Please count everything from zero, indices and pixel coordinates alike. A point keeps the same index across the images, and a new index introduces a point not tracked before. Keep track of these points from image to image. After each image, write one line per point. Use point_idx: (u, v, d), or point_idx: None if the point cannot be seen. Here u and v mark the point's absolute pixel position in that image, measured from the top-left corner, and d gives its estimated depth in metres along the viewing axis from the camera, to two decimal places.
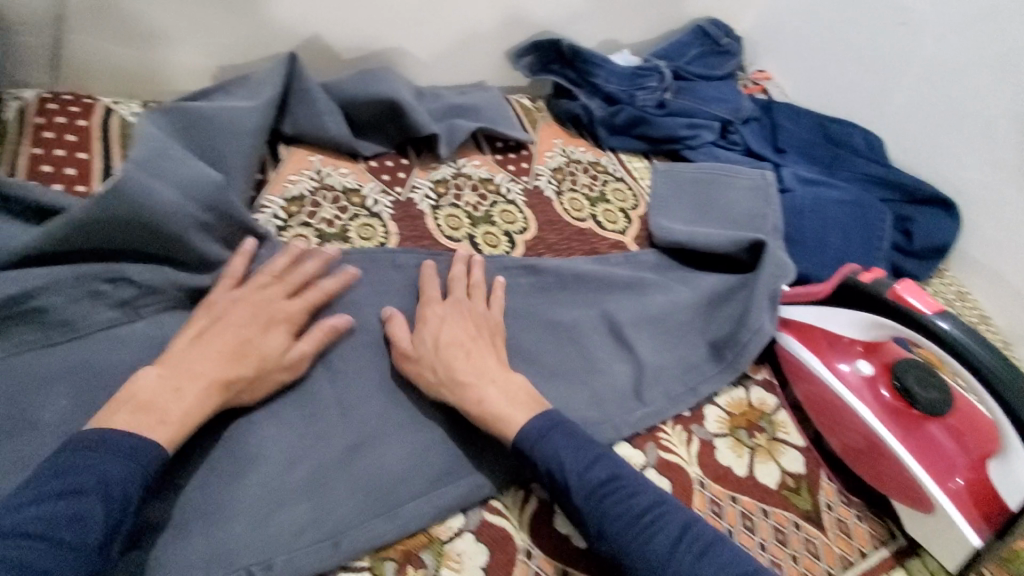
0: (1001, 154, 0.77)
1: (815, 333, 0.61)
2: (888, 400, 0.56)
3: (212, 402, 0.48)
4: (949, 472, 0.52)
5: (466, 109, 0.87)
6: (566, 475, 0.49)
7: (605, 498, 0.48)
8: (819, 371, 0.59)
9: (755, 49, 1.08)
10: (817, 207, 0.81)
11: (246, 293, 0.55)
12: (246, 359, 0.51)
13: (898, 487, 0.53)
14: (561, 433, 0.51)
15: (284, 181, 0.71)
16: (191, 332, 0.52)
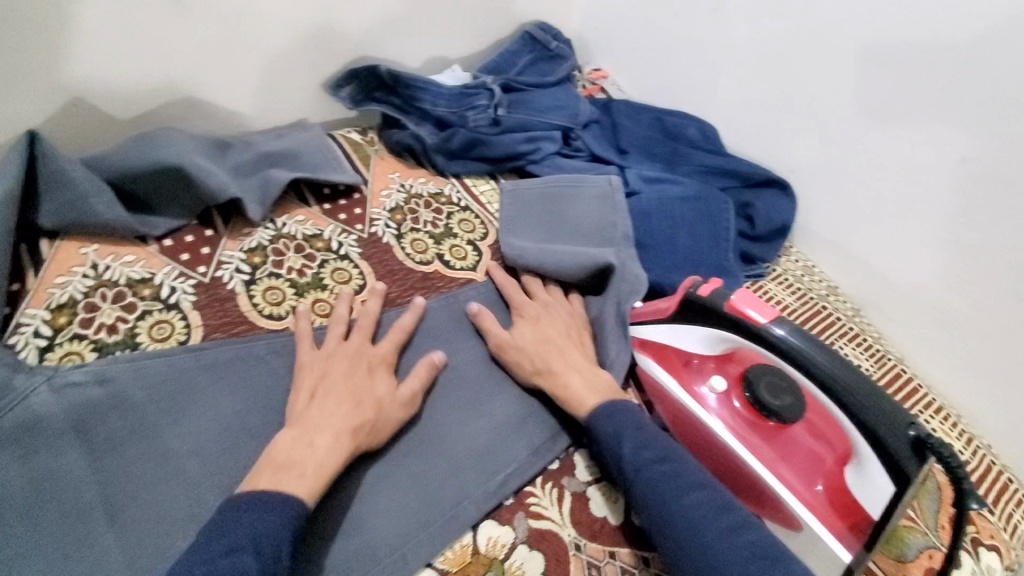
0: (818, 129, 0.78)
1: (668, 352, 0.59)
2: (744, 413, 0.55)
3: (348, 447, 0.49)
4: (809, 479, 0.51)
5: (282, 157, 0.77)
6: (621, 452, 0.52)
7: (651, 475, 0.49)
8: (675, 392, 0.57)
9: (588, 48, 1.07)
10: (663, 207, 0.80)
11: (336, 347, 0.57)
12: (365, 405, 0.52)
13: (764, 503, 0.52)
14: (628, 418, 0.54)
15: (47, 286, 0.58)
16: (309, 386, 0.53)
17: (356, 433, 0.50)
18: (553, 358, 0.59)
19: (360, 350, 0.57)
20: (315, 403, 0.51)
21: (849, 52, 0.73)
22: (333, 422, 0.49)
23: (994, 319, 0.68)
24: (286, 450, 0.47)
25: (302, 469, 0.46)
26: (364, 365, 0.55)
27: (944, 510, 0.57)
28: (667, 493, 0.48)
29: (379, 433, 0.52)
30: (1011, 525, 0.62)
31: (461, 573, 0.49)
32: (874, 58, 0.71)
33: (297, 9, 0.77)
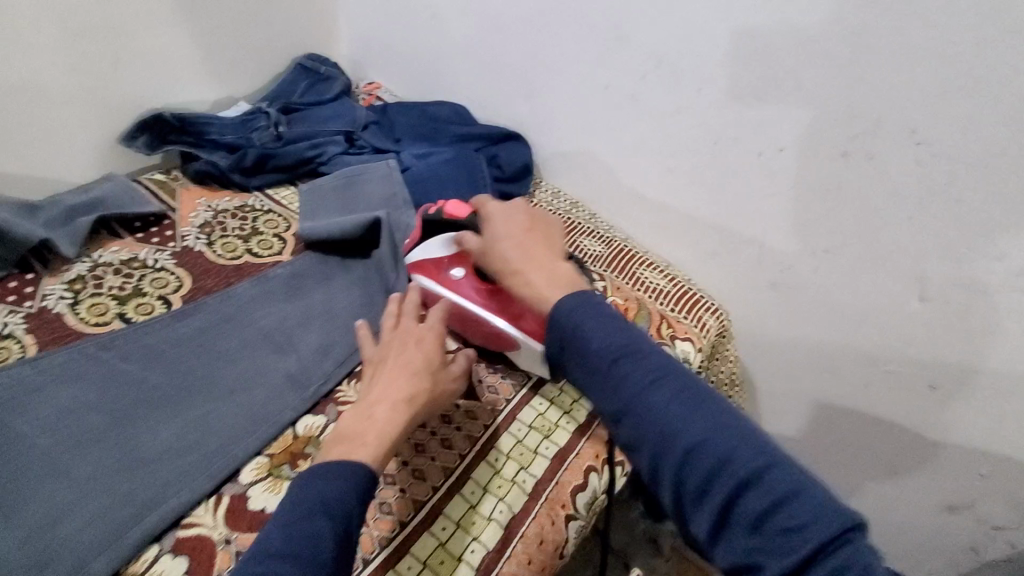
0: (527, 89, 1.03)
1: (424, 264, 0.75)
2: (477, 286, 0.71)
3: (403, 416, 0.55)
4: (525, 315, 0.68)
5: (88, 204, 0.87)
6: (586, 341, 0.50)
7: (621, 363, 0.48)
8: (434, 290, 0.73)
9: (359, 67, 1.26)
10: (431, 172, 1.00)
11: (393, 331, 0.61)
12: (419, 372, 0.58)
13: (503, 342, 0.71)
14: (586, 308, 0.51)
15: None
16: (368, 373, 0.58)
17: (411, 402, 0.55)
18: (506, 249, 0.60)
19: (417, 329, 0.61)
20: (374, 385, 0.57)
21: (524, 29, 0.97)
22: (388, 394, 0.55)
23: (665, 189, 0.94)
24: (350, 425, 0.54)
25: (364, 439, 0.52)
26: (415, 339, 0.60)
27: (651, 322, 0.83)
28: (638, 370, 0.47)
29: (429, 402, 0.58)
30: (703, 323, 0.86)
31: (284, 452, 0.65)
32: (539, 30, 0.96)
33: (69, 79, 0.88)
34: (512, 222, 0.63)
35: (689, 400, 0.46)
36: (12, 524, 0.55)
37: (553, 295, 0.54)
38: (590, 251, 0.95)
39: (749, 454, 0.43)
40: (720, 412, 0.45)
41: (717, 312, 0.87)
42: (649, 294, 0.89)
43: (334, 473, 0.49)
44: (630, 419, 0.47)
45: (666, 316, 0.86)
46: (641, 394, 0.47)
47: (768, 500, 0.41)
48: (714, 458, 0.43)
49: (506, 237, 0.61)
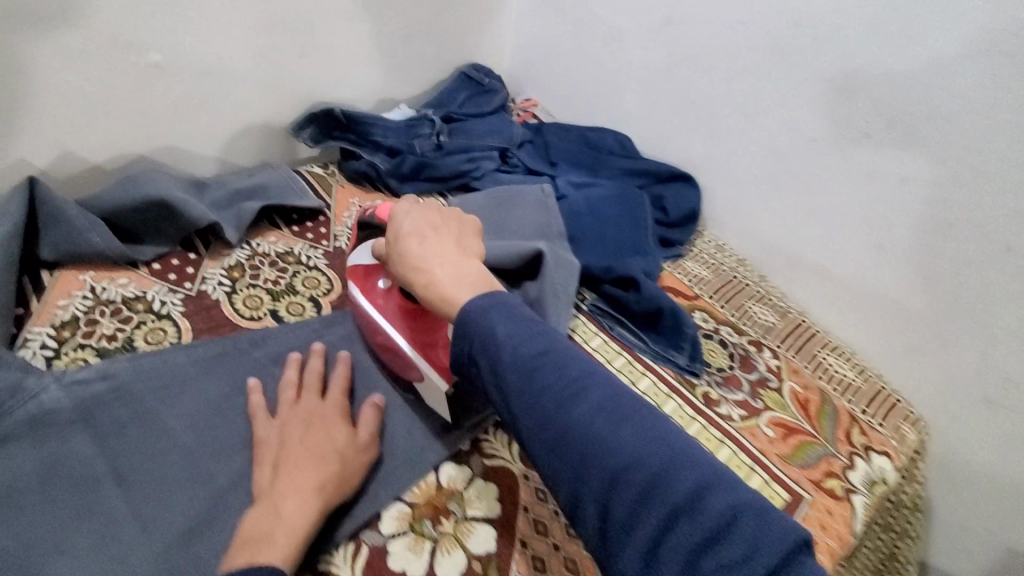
0: (708, 128, 0.93)
1: (358, 273, 0.70)
2: (399, 305, 0.65)
3: (315, 504, 0.51)
4: (427, 351, 0.61)
5: (253, 189, 0.87)
6: (502, 368, 0.46)
7: (536, 375, 0.45)
8: (357, 297, 0.68)
9: (518, 82, 1.22)
10: (590, 205, 0.93)
11: (288, 412, 0.59)
12: (327, 460, 0.54)
13: (407, 365, 0.63)
14: (502, 313, 0.49)
15: (51, 308, 0.67)
16: (271, 458, 0.55)
17: (320, 491, 0.52)
18: (415, 249, 0.57)
19: (312, 410, 0.59)
20: (279, 475, 0.53)
21: (724, 62, 0.88)
22: (297, 488, 0.51)
23: (863, 266, 0.81)
24: (256, 524, 0.50)
25: (270, 539, 0.48)
26: (317, 421, 0.57)
27: (837, 425, 0.74)
28: (589, 417, 0.43)
29: (345, 483, 0.54)
30: (901, 436, 0.76)
31: (426, 503, 0.58)
32: (741, 66, 0.86)
33: (258, 65, 0.89)
34: (422, 220, 0.61)
35: (604, 415, 0.44)
36: (151, 528, 0.52)
37: (461, 293, 0.52)
38: (761, 322, 0.85)
39: (719, 514, 0.40)
40: (649, 420, 0.44)
41: (916, 425, 0.78)
42: (833, 386, 0.79)
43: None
44: (549, 436, 0.43)
45: (856, 418, 0.76)
46: (559, 411, 0.44)
47: (735, 552, 0.38)
48: (652, 516, 0.40)
49: (433, 233, 0.59)
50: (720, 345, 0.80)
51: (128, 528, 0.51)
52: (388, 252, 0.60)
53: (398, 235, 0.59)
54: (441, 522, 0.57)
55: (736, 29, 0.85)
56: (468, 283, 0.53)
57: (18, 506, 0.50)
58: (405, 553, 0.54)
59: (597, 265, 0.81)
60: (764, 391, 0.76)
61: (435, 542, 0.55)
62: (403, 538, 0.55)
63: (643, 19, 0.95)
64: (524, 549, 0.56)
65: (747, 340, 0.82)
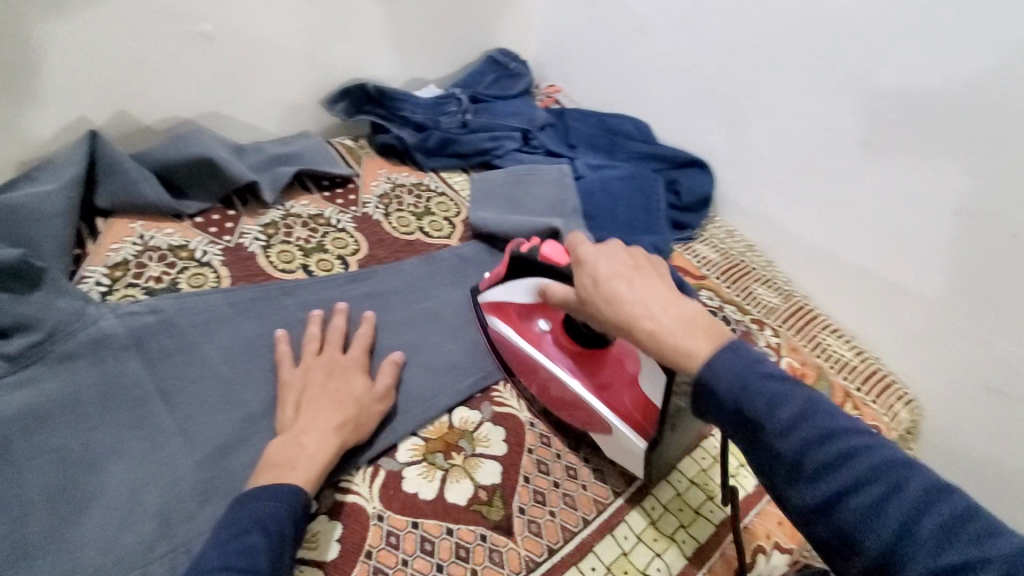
0: (725, 116, 0.97)
1: (505, 307, 0.70)
2: (563, 346, 0.65)
3: (335, 440, 0.55)
4: (621, 392, 0.60)
5: (288, 156, 0.93)
6: (758, 420, 0.43)
7: (800, 442, 0.41)
8: (509, 336, 0.69)
9: (543, 69, 1.26)
10: (606, 185, 0.97)
11: (311, 360, 0.62)
12: (346, 405, 0.58)
13: (584, 416, 0.62)
14: (738, 367, 0.44)
15: (105, 251, 0.73)
16: (293, 399, 0.59)
17: (340, 428, 0.56)
18: (625, 292, 0.51)
19: (335, 359, 0.63)
20: (301, 412, 0.58)
21: (745, 52, 0.92)
22: (319, 425, 0.56)
23: (868, 252, 0.85)
24: (279, 453, 0.54)
25: (294, 463, 0.53)
26: (339, 370, 0.61)
27: (834, 396, 0.75)
28: (824, 460, 0.40)
29: (363, 427, 0.58)
30: (894, 414, 0.77)
31: (438, 440, 0.63)
32: (761, 56, 0.90)
33: (300, 40, 0.95)
34: (612, 259, 0.54)
35: (884, 484, 0.39)
36: (191, 443, 0.58)
37: (696, 344, 0.47)
38: (765, 302, 0.87)
39: (941, 497, 0.38)
40: (924, 476, 0.39)
41: (911, 405, 0.78)
42: (830, 364, 0.81)
43: (274, 493, 0.50)
44: (812, 503, 0.40)
45: (851, 394, 0.77)
46: (821, 466, 0.40)
47: (965, 552, 0.36)
48: (919, 549, 0.37)
49: (630, 276, 0.52)
50: (723, 321, 0.82)
51: (173, 442, 0.57)
52: (580, 300, 0.55)
53: (592, 278, 0.53)
54: (452, 456, 0.62)
55: (759, 20, 0.89)
56: (703, 333, 0.47)
57: (78, 415, 0.56)
58: (417, 479, 0.59)
59: None
60: None
61: (445, 471, 0.60)
62: (417, 466, 0.60)
63: (669, 10, 1.00)
64: (526, 484, 0.61)
65: (750, 318, 0.84)
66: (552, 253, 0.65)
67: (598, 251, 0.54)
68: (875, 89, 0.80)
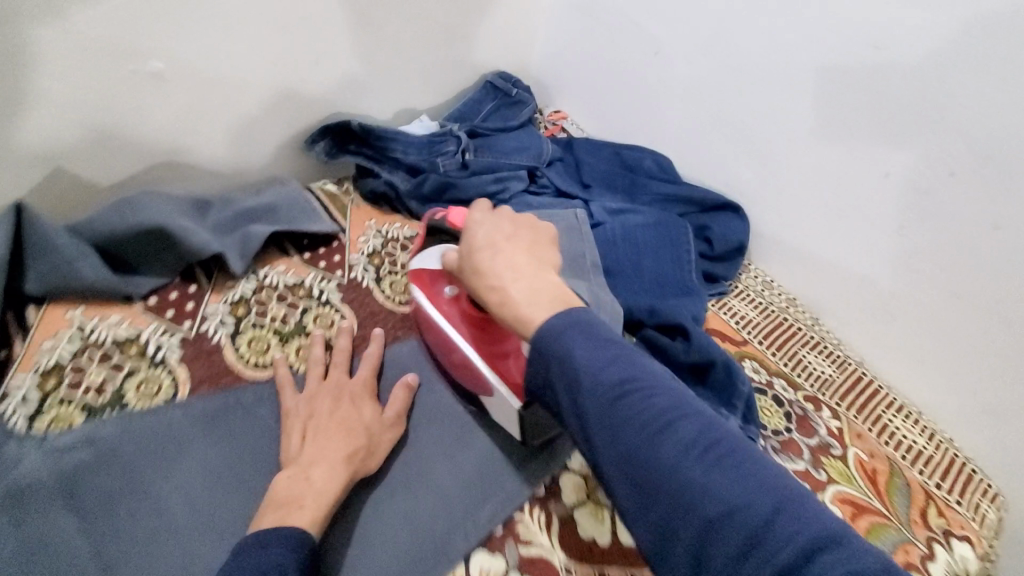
0: (760, 154, 0.84)
1: (423, 276, 0.67)
2: (464, 312, 0.63)
3: (344, 473, 0.54)
4: (507, 364, 0.59)
5: (262, 211, 0.80)
6: (579, 383, 0.42)
7: (624, 411, 0.40)
8: (425, 306, 0.66)
9: (547, 91, 1.13)
10: (627, 234, 0.85)
11: (315, 390, 0.61)
12: (355, 433, 0.57)
13: (478, 380, 0.61)
14: (580, 333, 0.44)
15: (33, 352, 0.59)
16: (300, 427, 0.57)
17: (348, 460, 0.55)
18: (493, 263, 0.51)
19: (339, 385, 0.62)
20: (308, 443, 0.56)
21: (782, 82, 0.79)
22: (327, 456, 0.54)
23: (933, 314, 0.73)
24: (287, 487, 0.52)
25: (301, 502, 0.51)
26: (346, 396, 0.61)
27: (912, 504, 0.65)
28: (674, 458, 0.38)
29: (372, 456, 0.57)
30: (980, 515, 0.67)
31: None
32: (802, 88, 0.77)
33: (267, 76, 0.81)
34: (494, 226, 0.55)
35: (695, 453, 0.38)
36: None
37: (538, 315, 0.47)
38: (818, 373, 0.76)
39: (784, 517, 0.35)
40: (742, 465, 0.37)
41: (998, 504, 0.69)
42: (902, 455, 0.70)
43: (273, 537, 0.47)
44: (635, 481, 0.39)
45: (931, 495, 0.67)
46: (639, 451, 0.39)
47: (811, 550, 0.33)
48: (728, 539, 0.35)
49: (502, 242, 0.53)
50: (776, 402, 0.72)
51: None
52: (460, 267, 0.54)
53: (468, 245, 0.54)
54: None
55: (795, 46, 0.76)
56: (548, 300, 0.48)
57: None
58: None
59: (639, 309, 0.74)
60: (826, 458, 0.68)
61: None
62: None
63: (689, 31, 0.87)
64: None
65: (803, 396, 0.74)
66: (458, 220, 0.66)
67: (484, 221, 0.55)
68: (945, 132, 0.67)
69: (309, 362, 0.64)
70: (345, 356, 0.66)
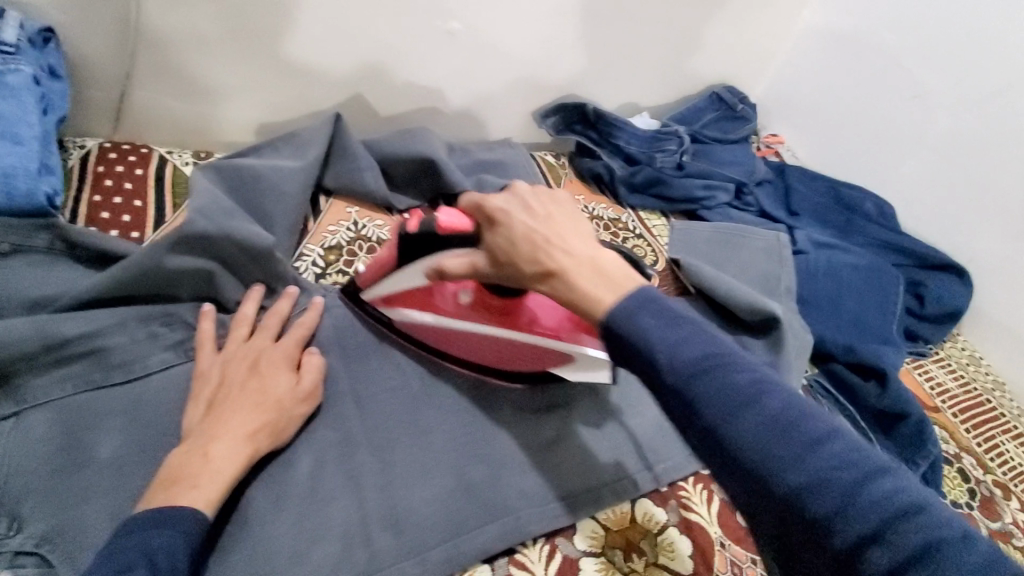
0: (1009, 224, 0.81)
1: (408, 293, 0.65)
2: (477, 302, 0.63)
3: (246, 451, 0.49)
4: (556, 319, 0.63)
5: (494, 165, 0.91)
6: (655, 353, 0.40)
7: (698, 377, 0.39)
8: (433, 318, 0.65)
9: (766, 115, 1.14)
10: (831, 269, 0.84)
11: (234, 348, 0.57)
12: (265, 407, 0.53)
13: (547, 354, 0.62)
14: (651, 312, 0.42)
15: (323, 230, 0.75)
16: (207, 396, 0.53)
17: (256, 436, 0.51)
18: (570, 237, 0.50)
19: (258, 350, 0.57)
20: (214, 413, 0.51)
21: None
22: (228, 430, 0.50)
23: None
24: (177, 463, 0.47)
25: (194, 479, 0.46)
26: (260, 366, 0.56)
27: None
28: (767, 436, 0.36)
29: (280, 435, 0.53)
30: None
31: (620, 532, 0.56)
32: None
33: (536, 51, 0.91)
34: (519, 208, 0.52)
35: (785, 432, 0.36)
36: (377, 456, 0.56)
37: (606, 294, 0.45)
38: (1015, 464, 0.72)
39: (880, 484, 0.34)
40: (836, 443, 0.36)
41: None
42: None
43: (166, 513, 0.43)
44: (735, 456, 0.37)
45: None
46: (731, 424, 0.37)
47: (916, 527, 0.32)
48: (842, 511, 0.33)
49: (525, 213, 0.52)
50: (961, 475, 0.68)
51: (360, 453, 0.56)
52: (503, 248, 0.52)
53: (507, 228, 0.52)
54: (631, 557, 0.55)
55: None
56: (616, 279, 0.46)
57: None
58: (595, 575, 0.53)
59: (833, 342, 0.76)
60: (1004, 545, 0.64)
61: None
62: (595, 559, 0.54)
63: (966, 85, 0.84)
64: None
65: (993, 480, 0.69)
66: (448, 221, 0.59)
67: (506, 200, 0.53)
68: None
69: (238, 319, 0.60)
70: (276, 320, 0.60)
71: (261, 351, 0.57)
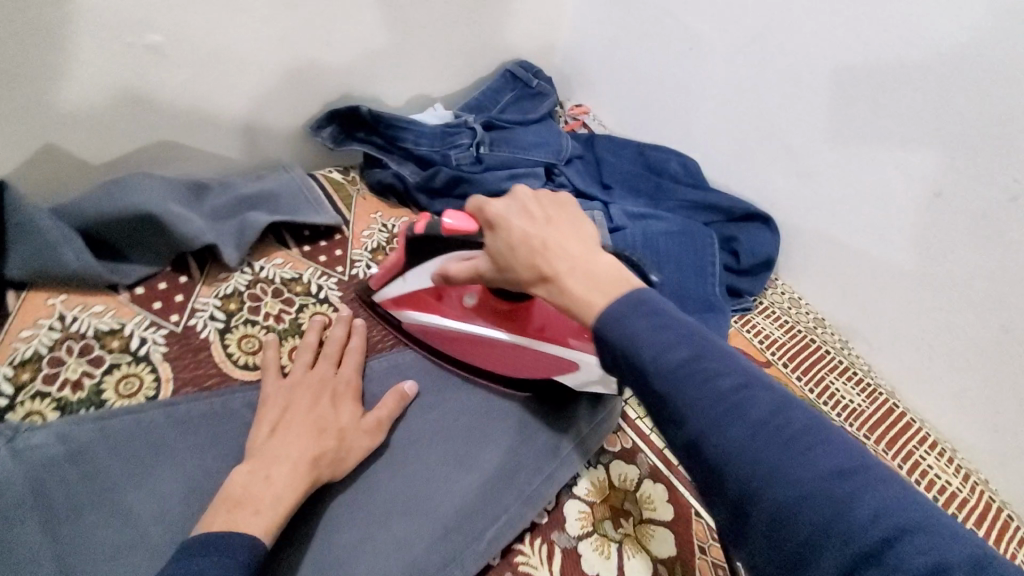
0: (798, 165, 0.79)
1: (425, 300, 0.64)
2: (495, 309, 0.60)
3: None
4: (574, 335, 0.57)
5: (261, 198, 0.72)
6: (643, 358, 0.35)
7: (695, 386, 0.34)
8: (440, 322, 0.64)
9: (570, 84, 1.08)
10: (649, 242, 0.80)
11: (296, 379, 0.58)
12: (326, 435, 0.53)
13: (548, 362, 0.59)
14: (645, 313, 0.37)
15: (12, 340, 0.56)
16: (271, 418, 0.54)
17: (314, 464, 0.51)
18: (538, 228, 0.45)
19: (325, 379, 0.59)
20: (276, 435, 0.52)
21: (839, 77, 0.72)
22: None
23: (964, 348, 0.69)
24: None
25: None
26: (328, 394, 0.57)
27: None
28: (748, 449, 0.31)
29: (338, 466, 0.53)
30: None
31: None
32: (871, 85, 0.69)
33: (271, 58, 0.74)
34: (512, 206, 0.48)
35: (761, 448, 0.31)
36: None
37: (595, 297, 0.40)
38: (846, 402, 0.73)
39: (889, 504, 0.29)
40: (830, 457, 0.31)
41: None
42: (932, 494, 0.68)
43: None
44: (718, 472, 0.32)
45: None
46: (714, 441, 0.32)
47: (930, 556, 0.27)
48: (856, 540, 0.28)
49: (523, 214, 0.47)
50: None
51: None
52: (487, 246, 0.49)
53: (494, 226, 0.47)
54: None
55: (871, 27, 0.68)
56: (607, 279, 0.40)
57: None
58: None
59: None
60: None
61: None
62: None
63: (737, 27, 0.80)
64: None
65: None
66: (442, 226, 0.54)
67: (505, 204, 0.48)
68: (981, 156, 0.63)
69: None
70: (313, 341, 0.62)
71: (295, 373, 0.58)
